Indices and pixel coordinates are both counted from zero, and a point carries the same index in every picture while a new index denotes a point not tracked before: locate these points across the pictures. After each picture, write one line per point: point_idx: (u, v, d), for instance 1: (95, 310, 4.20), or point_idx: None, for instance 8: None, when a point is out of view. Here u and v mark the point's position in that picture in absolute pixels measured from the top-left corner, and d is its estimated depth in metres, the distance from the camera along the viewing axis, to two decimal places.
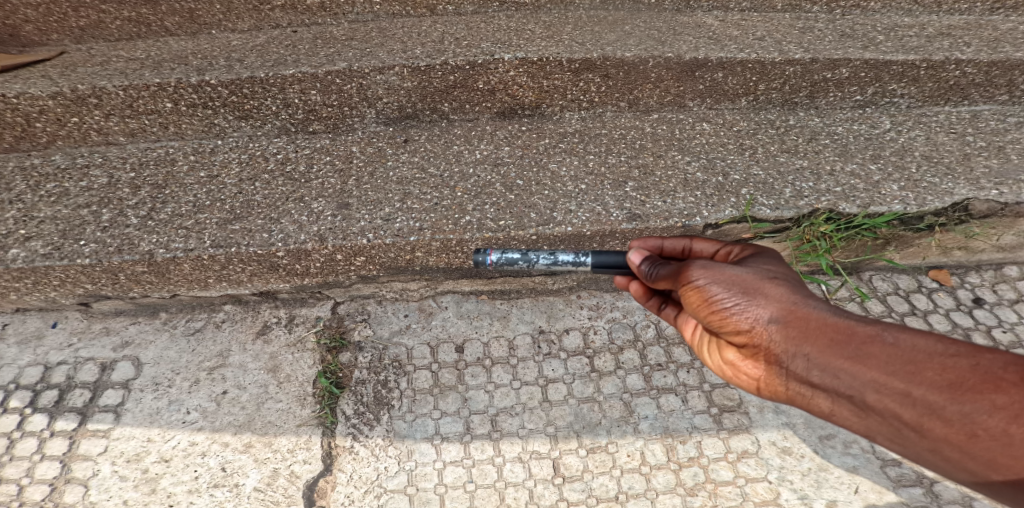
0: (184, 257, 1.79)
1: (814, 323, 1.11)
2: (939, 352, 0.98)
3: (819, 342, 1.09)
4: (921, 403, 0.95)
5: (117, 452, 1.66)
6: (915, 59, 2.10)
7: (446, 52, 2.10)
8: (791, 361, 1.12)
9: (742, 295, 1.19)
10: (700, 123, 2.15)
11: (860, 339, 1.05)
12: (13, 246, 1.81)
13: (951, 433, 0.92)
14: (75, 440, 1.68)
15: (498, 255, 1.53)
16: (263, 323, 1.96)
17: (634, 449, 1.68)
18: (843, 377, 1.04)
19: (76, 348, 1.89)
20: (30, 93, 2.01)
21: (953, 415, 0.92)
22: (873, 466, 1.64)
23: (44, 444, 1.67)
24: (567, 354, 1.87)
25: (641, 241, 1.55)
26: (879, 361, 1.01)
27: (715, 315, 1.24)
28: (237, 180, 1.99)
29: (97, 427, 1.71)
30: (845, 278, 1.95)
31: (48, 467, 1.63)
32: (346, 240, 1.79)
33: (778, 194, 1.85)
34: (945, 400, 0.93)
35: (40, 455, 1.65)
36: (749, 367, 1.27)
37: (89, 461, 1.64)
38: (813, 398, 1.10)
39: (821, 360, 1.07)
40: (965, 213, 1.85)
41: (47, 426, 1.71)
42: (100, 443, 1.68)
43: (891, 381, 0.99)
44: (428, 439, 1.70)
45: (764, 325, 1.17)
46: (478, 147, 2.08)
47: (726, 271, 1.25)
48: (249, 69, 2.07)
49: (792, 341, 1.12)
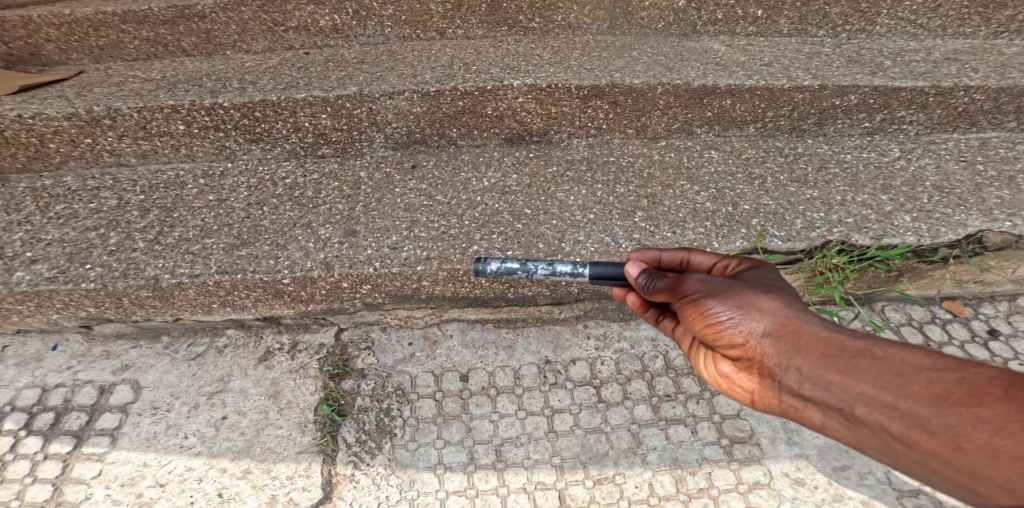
0: (189, 283, 1.79)
1: (807, 337, 1.15)
2: (924, 367, 1.05)
3: (811, 356, 1.12)
4: (908, 416, 1.01)
5: (111, 476, 1.65)
6: (924, 86, 2.08)
7: (455, 77, 2.11)
8: (784, 374, 1.15)
9: (737, 309, 1.21)
10: (708, 151, 2.14)
11: (851, 353, 1.10)
12: (19, 269, 1.83)
13: (936, 445, 0.98)
14: (69, 463, 1.68)
15: (498, 264, 1.55)
16: (265, 350, 1.94)
17: (642, 480, 1.64)
18: (835, 390, 1.08)
19: (76, 370, 1.89)
20: (46, 114, 2.04)
21: (938, 427, 0.98)
22: (889, 497, 1.58)
23: (37, 466, 1.67)
24: (573, 384, 1.84)
25: (639, 254, 1.57)
26: (869, 375, 1.06)
27: (709, 328, 1.25)
28: (245, 205, 2.00)
29: (92, 450, 1.70)
30: (858, 309, 1.91)
31: (38, 490, 1.62)
32: (352, 268, 1.79)
33: (788, 225, 1.82)
34: (931, 413, 0.99)
35: (32, 478, 1.64)
36: (742, 381, 1.29)
37: (82, 484, 1.63)
38: (805, 411, 1.14)
39: (813, 373, 1.11)
40: (979, 245, 1.81)
41: (40, 448, 1.70)
42: (94, 467, 1.67)
43: (881, 395, 1.04)
44: (431, 468, 1.67)
45: (758, 339, 1.19)
46: (486, 174, 2.07)
47: (721, 284, 1.27)
48: (261, 92, 2.09)
49: (785, 354, 1.15)
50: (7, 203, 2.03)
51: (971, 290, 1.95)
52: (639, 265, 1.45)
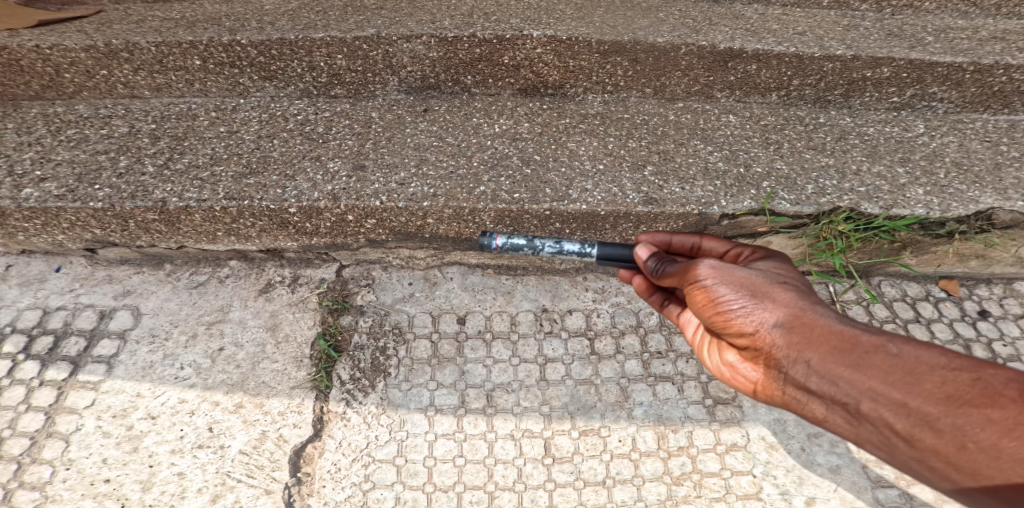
0: (196, 208, 1.80)
1: (819, 331, 1.16)
2: (939, 366, 1.04)
3: (823, 350, 1.13)
4: (916, 414, 1.00)
5: (103, 406, 1.68)
6: (962, 62, 2.02)
7: (475, 25, 2.07)
8: (793, 366, 1.16)
9: (750, 299, 1.24)
10: (726, 115, 2.09)
11: (864, 350, 1.10)
12: (28, 187, 1.84)
13: (940, 444, 0.97)
14: (62, 392, 1.71)
15: (503, 240, 1.54)
16: (266, 282, 1.96)
17: (626, 434, 1.65)
18: (842, 385, 1.09)
19: (77, 294, 1.92)
20: (63, 45, 2.03)
21: (945, 426, 0.98)
22: (855, 466, 1.61)
23: (31, 393, 1.70)
24: (567, 335, 1.85)
25: (650, 236, 1.59)
26: (880, 372, 1.06)
27: (719, 315, 1.27)
28: (256, 137, 1.99)
29: (88, 378, 1.74)
30: (856, 280, 1.92)
31: (31, 419, 1.66)
32: (359, 200, 1.78)
33: (799, 189, 1.79)
34: (939, 412, 0.99)
35: (26, 406, 1.68)
36: (747, 370, 1.32)
37: (74, 414, 1.67)
38: (808, 404, 1.15)
39: (822, 367, 1.12)
40: (987, 222, 1.78)
41: (36, 375, 1.74)
42: (88, 396, 1.70)
43: (890, 392, 1.03)
44: (422, 410, 1.69)
45: (769, 329, 1.21)
46: (498, 121, 2.05)
47: (735, 273, 1.29)
48: (279, 31, 2.07)
49: (796, 347, 1.16)
50: (19, 126, 2.04)
51: (970, 270, 1.94)
52: (649, 249, 1.45)
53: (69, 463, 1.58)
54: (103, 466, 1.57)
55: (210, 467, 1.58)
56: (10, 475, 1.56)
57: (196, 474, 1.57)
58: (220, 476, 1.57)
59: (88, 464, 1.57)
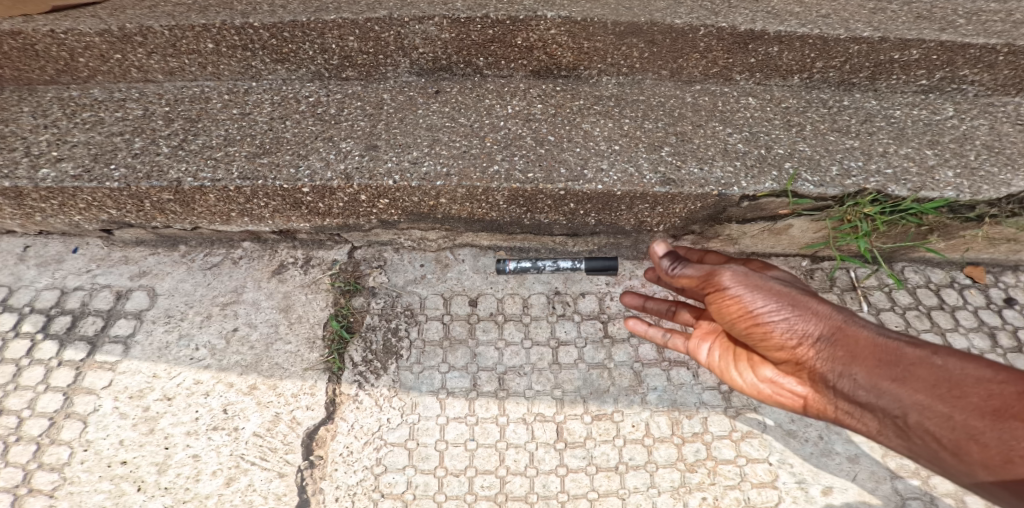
0: (211, 187, 1.79)
1: (863, 344, 1.20)
2: (984, 378, 1.08)
3: (867, 363, 1.17)
4: (962, 427, 1.04)
5: (120, 387, 1.70)
6: (996, 44, 1.96)
7: (488, 6, 2.04)
8: (838, 379, 1.20)
9: (789, 311, 1.26)
10: (745, 98, 2.03)
11: (908, 363, 1.14)
12: (45, 167, 1.85)
13: (988, 458, 1.01)
14: (80, 373, 1.73)
15: None
16: (279, 263, 1.96)
17: (639, 420, 1.63)
18: (887, 396, 1.13)
19: (94, 274, 1.93)
20: (78, 30, 2.04)
21: (991, 440, 1.01)
22: (875, 457, 1.57)
23: (50, 374, 1.73)
24: (580, 317, 1.83)
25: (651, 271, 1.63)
26: (926, 384, 1.10)
27: (756, 326, 1.29)
28: (268, 118, 1.98)
29: (105, 359, 1.75)
30: (880, 264, 1.88)
31: (49, 400, 1.68)
32: (372, 180, 1.77)
33: (824, 171, 1.75)
34: (985, 426, 1.03)
35: (45, 387, 1.70)
36: (792, 385, 1.33)
37: (91, 395, 1.69)
38: (859, 417, 1.18)
39: (868, 380, 1.16)
40: (1019, 207, 1.73)
41: (54, 355, 1.76)
42: (105, 377, 1.72)
43: (936, 405, 1.08)
44: (433, 393, 1.68)
45: (811, 342, 1.24)
46: (511, 102, 2.01)
47: (768, 284, 1.30)
48: (291, 13, 2.05)
49: (840, 360, 1.20)
50: (35, 109, 2.05)
51: (997, 256, 1.89)
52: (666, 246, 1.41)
53: (87, 444, 1.60)
54: (120, 448, 1.59)
55: (225, 449, 1.59)
56: (29, 456, 1.58)
57: (211, 456, 1.58)
58: (235, 458, 1.58)
59: (105, 445, 1.59)
